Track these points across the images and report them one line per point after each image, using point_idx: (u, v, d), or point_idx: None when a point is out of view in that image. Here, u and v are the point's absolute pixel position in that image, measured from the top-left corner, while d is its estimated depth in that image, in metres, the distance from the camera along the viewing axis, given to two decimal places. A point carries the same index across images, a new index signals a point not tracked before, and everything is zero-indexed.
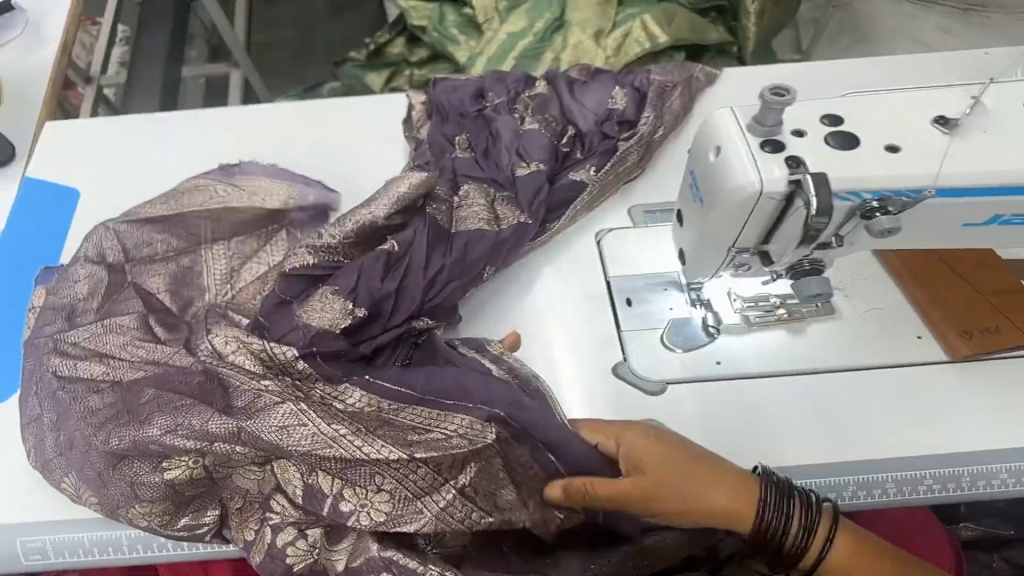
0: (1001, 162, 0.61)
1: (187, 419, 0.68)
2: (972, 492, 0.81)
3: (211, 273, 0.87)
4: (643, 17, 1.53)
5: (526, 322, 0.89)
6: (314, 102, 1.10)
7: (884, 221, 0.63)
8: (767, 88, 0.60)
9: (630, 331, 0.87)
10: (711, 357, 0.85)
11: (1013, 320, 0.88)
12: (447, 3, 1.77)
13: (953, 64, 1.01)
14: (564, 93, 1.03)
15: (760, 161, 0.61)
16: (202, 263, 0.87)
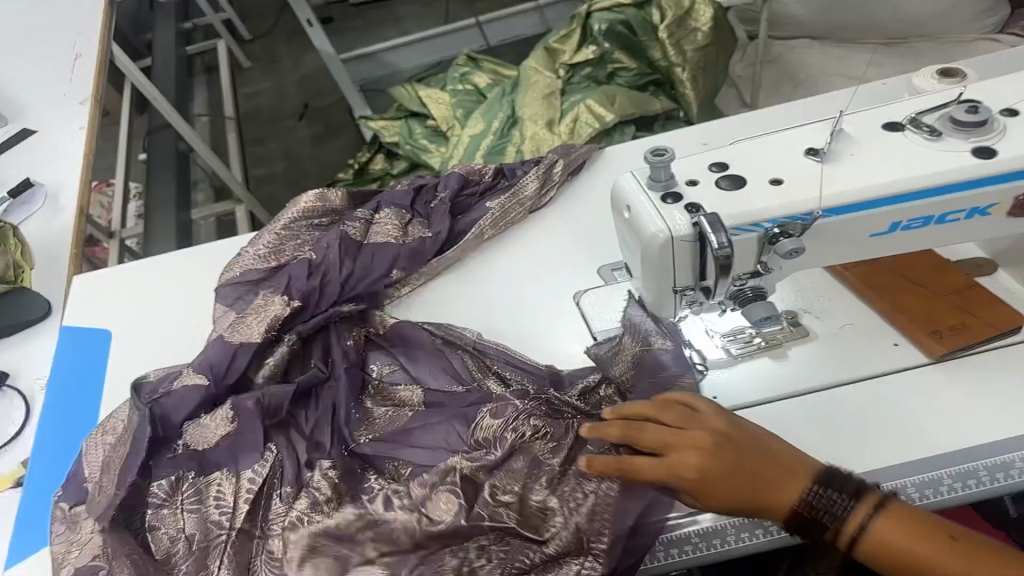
0: (873, 176, 0.70)
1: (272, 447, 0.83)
2: (993, 486, 0.80)
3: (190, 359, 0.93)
4: (587, 101, 1.81)
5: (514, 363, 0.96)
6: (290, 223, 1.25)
7: (788, 244, 0.70)
8: (648, 151, 0.73)
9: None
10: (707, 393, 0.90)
11: (976, 314, 0.91)
12: (412, 120, 2.12)
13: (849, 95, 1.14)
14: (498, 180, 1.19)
15: (664, 212, 0.73)
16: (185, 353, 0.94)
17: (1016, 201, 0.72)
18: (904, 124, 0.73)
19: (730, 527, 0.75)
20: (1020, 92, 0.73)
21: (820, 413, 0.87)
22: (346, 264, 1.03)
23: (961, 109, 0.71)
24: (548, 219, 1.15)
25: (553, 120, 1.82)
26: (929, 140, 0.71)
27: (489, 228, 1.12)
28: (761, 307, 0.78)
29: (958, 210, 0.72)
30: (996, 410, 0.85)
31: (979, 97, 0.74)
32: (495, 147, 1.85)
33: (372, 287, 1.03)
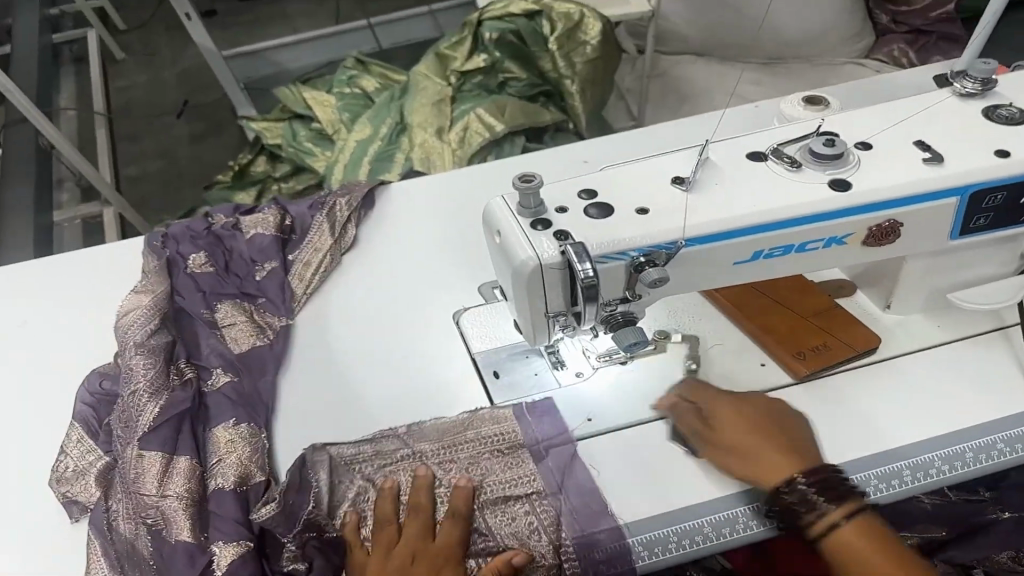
0: (736, 208, 0.71)
1: (237, 450, 0.87)
2: (849, 503, 0.81)
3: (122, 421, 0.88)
4: (476, 110, 1.80)
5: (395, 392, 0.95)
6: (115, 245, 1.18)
7: (652, 272, 0.69)
8: (517, 177, 0.71)
9: (503, 402, 0.92)
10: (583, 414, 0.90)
11: (834, 335, 0.94)
12: (298, 121, 2.04)
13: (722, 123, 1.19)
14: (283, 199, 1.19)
15: (532, 238, 0.71)
16: (121, 420, 0.87)
17: (870, 232, 0.73)
18: (766, 154, 0.74)
19: (673, 535, 0.79)
20: (873, 126, 0.75)
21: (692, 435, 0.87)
22: (238, 297, 1.05)
23: (819, 141, 0.73)
24: (432, 235, 1.16)
25: (443, 127, 1.80)
26: (788, 170, 0.72)
27: (324, 240, 1.12)
28: (630, 332, 0.76)
29: (816, 239, 0.73)
30: (857, 429, 0.88)
31: (837, 130, 0.75)
32: (383, 154, 1.80)
33: (265, 289, 1.06)
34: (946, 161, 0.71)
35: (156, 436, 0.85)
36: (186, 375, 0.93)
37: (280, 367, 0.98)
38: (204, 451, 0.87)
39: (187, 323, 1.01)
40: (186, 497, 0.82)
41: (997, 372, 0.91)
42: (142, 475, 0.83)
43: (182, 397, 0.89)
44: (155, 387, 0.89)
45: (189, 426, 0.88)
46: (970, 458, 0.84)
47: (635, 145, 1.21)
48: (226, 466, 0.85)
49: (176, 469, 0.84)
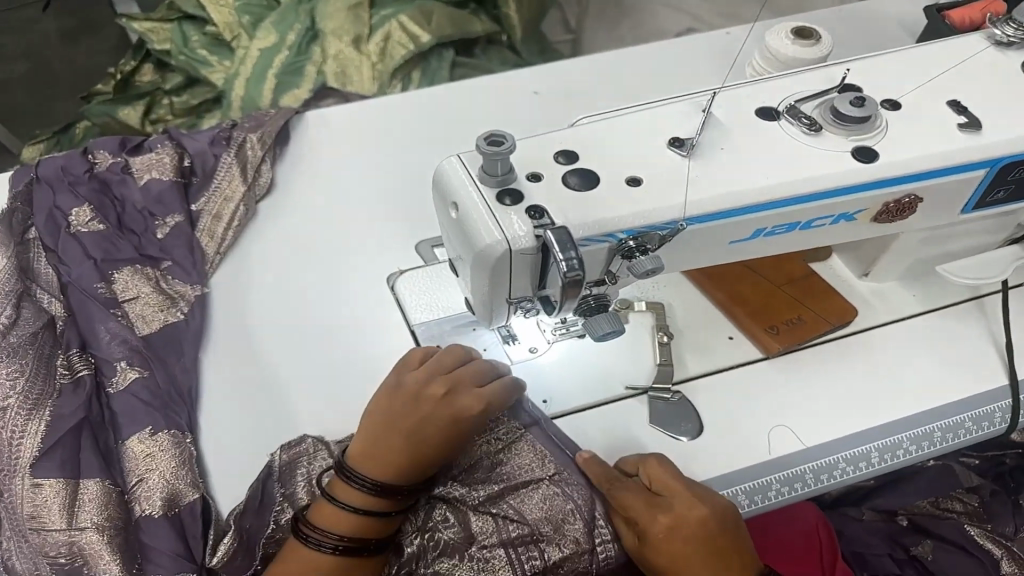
0: (744, 180, 0.59)
1: (157, 470, 0.72)
2: (816, 488, 0.78)
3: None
4: (399, 17, 1.60)
5: (325, 374, 0.82)
6: None
7: (644, 261, 0.58)
8: (482, 137, 0.55)
9: None
10: (538, 396, 0.81)
11: (812, 308, 0.89)
12: (188, 22, 1.77)
13: (687, 56, 1.06)
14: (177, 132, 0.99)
15: (498, 215, 0.57)
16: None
17: (885, 207, 0.64)
18: (779, 112, 0.62)
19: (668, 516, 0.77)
20: (902, 81, 0.64)
21: (661, 417, 0.81)
22: (137, 260, 0.87)
23: (846, 99, 0.60)
24: (356, 179, 0.99)
25: (361, 36, 1.58)
26: (805, 135, 0.60)
27: (235, 187, 0.94)
28: (605, 319, 0.65)
29: (824, 216, 0.63)
30: (838, 410, 0.83)
31: (860, 84, 0.63)
32: (291, 66, 1.57)
33: (170, 257, 0.88)
34: (984, 127, 0.61)
35: (51, 462, 0.70)
36: (79, 373, 0.77)
37: (200, 345, 0.83)
38: (116, 466, 0.73)
39: (77, 301, 0.82)
40: (107, 528, 0.68)
41: (965, 344, 0.88)
42: (43, 509, 0.68)
43: (71, 414, 0.73)
44: (44, 401, 0.74)
45: (91, 440, 0.73)
46: (907, 449, 0.81)
47: (591, 74, 1.06)
48: (150, 488, 0.71)
49: (85, 497, 0.69)
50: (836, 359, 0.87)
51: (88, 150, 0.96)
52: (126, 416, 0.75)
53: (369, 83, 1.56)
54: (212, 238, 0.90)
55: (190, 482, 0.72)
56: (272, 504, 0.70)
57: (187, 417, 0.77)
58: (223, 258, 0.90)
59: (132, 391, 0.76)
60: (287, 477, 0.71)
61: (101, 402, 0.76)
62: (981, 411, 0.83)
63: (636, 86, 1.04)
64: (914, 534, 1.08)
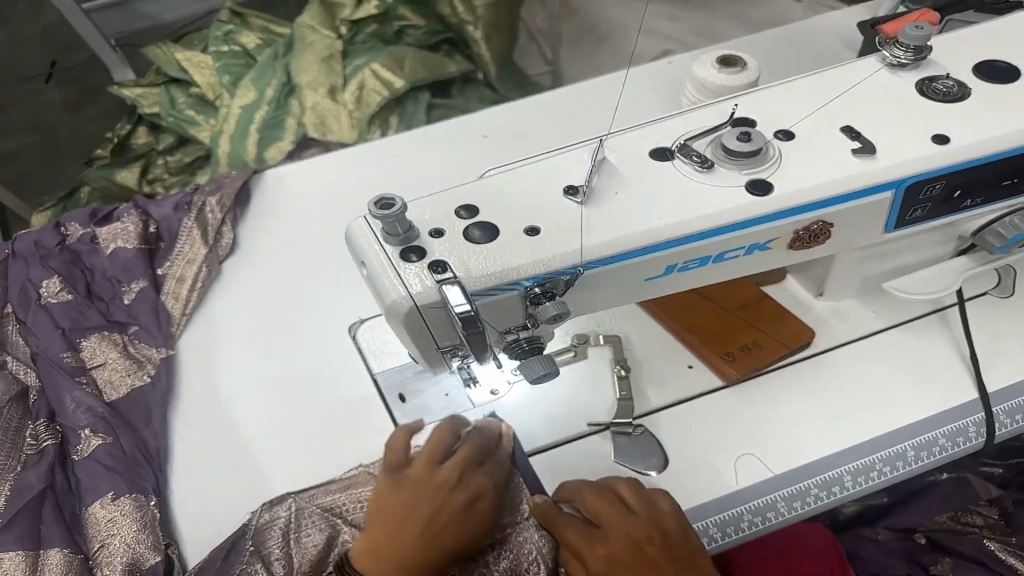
0: (646, 222, 0.60)
1: (117, 537, 0.75)
2: (791, 516, 0.78)
3: None
4: (371, 65, 1.64)
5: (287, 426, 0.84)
6: None
7: (549, 307, 0.60)
8: (374, 202, 0.57)
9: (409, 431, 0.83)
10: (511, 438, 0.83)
11: (762, 330, 0.89)
12: (175, 85, 1.84)
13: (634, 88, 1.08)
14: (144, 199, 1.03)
15: (403, 274, 0.59)
16: None
17: (796, 236, 0.65)
18: (673, 151, 0.63)
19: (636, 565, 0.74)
20: (797, 111, 0.65)
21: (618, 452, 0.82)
22: (105, 327, 0.91)
23: (733, 134, 0.62)
24: (317, 233, 1.02)
25: (336, 86, 1.62)
26: (698, 172, 0.62)
27: (197, 250, 0.98)
28: (538, 362, 0.65)
29: (736, 248, 0.64)
30: (792, 433, 0.84)
31: (757, 117, 0.65)
32: (271, 121, 1.62)
33: (136, 322, 0.92)
34: (878, 151, 0.62)
35: (11, 535, 0.76)
36: (44, 444, 0.82)
37: (167, 404, 0.86)
38: (79, 532, 0.77)
39: (45, 370, 0.86)
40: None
41: (921, 357, 0.88)
42: None
43: (35, 485, 0.79)
44: (12, 474, 0.80)
45: (53, 510, 0.78)
46: (880, 470, 0.80)
47: (540, 111, 1.08)
48: (111, 551, 0.74)
49: (48, 566, 0.74)
50: (792, 382, 0.87)
51: (61, 223, 1.01)
52: (89, 484, 0.79)
53: (347, 130, 1.60)
54: (175, 302, 0.94)
55: (148, 546, 0.75)
56: (238, 561, 0.74)
57: (149, 480, 0.80)
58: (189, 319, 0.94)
59: (97, 458, 0.80)
60: (257, 532, 0.75)
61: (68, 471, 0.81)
62: (955, 427, 0.83)
63: (584, 120, 1.06)
64: (933, 551, 1.03)
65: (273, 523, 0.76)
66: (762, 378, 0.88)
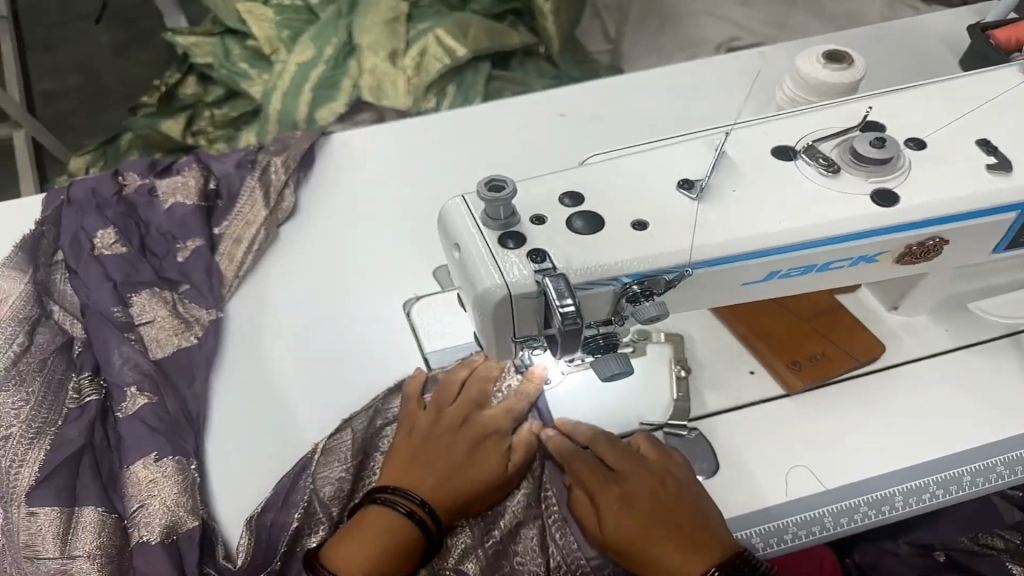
0: (761, 226, 0.56)
1: (154, 500, 0.72)
2: (835, 533, 0.76)
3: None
4: (435, 31, 1.60)
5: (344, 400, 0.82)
6: None
7: (649, 307, 0.57)
8: (482, 183, 0.54)
9: None
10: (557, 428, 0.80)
11: (836, 342, 0.86)
12: (229, 36, 1.80)
13: (720, 78, 1.04)
14: (202, 154, 1.00)
15: (500, 259, 0.56)
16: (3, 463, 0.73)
17: (908, 250, 0.61)
18: (796, 151, 0.60)
19: None
20: (931, 119, 0.60)
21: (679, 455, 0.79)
22: (156, 283, 0.88)
23: (866, 138, 0.58)
24: (380, 202, 0.99)
25: (397, 50, 1.58)
26: (824, 176, 0.58)
27: (257, 211, 0.95)
28: (613, 359, 0.65)
29: (843, 258, 0.60)
30: (864, 450, 0.80)
31: (884, 121, 0.61)
32: (328, 80, 1.58)
33: (187, 282, 0.90)
34: (1014, 170, 0.58)
35: (48, 490, 0.72)
36: (87, 398, 0.79)
37: (210, 370, 0.84)
38: (117, 493, 0.74)
39: (94, 322, 0.83)
40: (99, 557, 0.70)
41: (1001, 383, 0.85)
42: (38, 537, 0.70)
43: (75, 439, 0.75)
44: (51, 426, 0.76)
45: (91, 467, 0.74)
46: (932, 493, 0.78)
47: (618, 95, 1.04)
48: (150, 515, 0.72)
49: (81, 524, 0.71)
50: (866, 398, 0.84)
51: (118, 173, 0.98)
52: (128, 444, 0.76)
53: (404, 96, 1.56)
54: (230, 263, 0.91)
55: (190, 509, 0.72)
56: (297, 501, 0.73)
57: (191, 446, 0.77)
58: (242, 279, 0.91)
59: (140, 419, 0.77)
60: (301, 470, 0.75)
61: (109, 428, 0.78)
62: (1015, 455, 0.80)
63: (665, 108, 1.02)
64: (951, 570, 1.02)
65: (314, 457, 0.75)
66: (833, 391, 0.84)
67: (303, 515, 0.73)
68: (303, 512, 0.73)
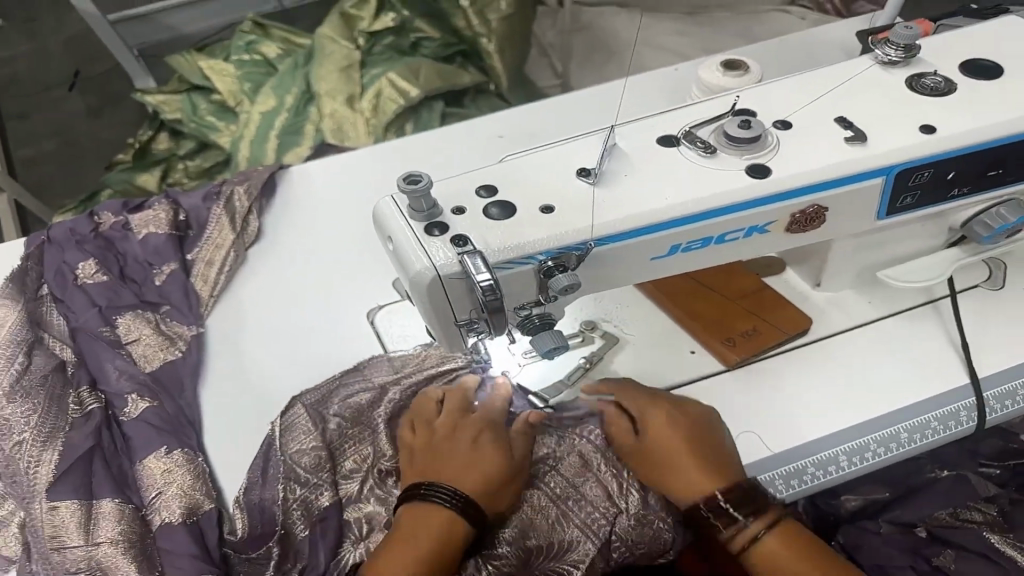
0: (655, 202, 0.65)
1: (171, 487, 0.79)
2: (788, 493, 0.83)
3: (14, 466, 0.80)
4: (388, 74, 1.70)
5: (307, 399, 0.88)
6: None
7: (562, 279, 0.64)
8: (400, 180, 0.62)
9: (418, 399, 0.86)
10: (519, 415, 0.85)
11: (763, 319, 0.94)
12: (197, 93, 1.90)
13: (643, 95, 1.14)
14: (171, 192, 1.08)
15: (427, 246, 0.64)
16: (25, 466, 0.79)
17: (794, 218, 0.69)
18: (678, 138, 0.68)
19: None
20: (794, 102, 0.70)
21: None
22: (138, 306, 0.95)
23: (735, 122, 0.67)
24: (337, 224, 1.07)
25: (354, 95, 1.67)
26: (702, 157, 0.66)
27: (225, 236, 1.02)
28: (549, 336, 0.69)
29: (736, 229, 0.68)
30: (789, 413, 0.87)
31: (756, 108, 0.70)
32: (291, 126, 1.67)
33: (168, 303, 0.96)
34: (870, 140, 0.67)
35: (66, 485, 0.78)
36: (89, 406, 0.85)
37: (198, 377, 0.91)
38: (131, 487, 0.81)
39: (85, 342, 0.90)
40: (122, 541, 0.75)
41: (913, 346, 0.93)
42: (62, 527, 0.75)
43: (87, 440, 0.81)
44: (61, 432, 0.82)
45: (103, 465, 0.81)
46: (874, 451, 0.85)
47: (552, 115, 1.13)
48: (166, 500, 0.78)
49: (102, 514, 0.77)
50: (789, 368, 0.91)
51: (94, 213, 1.06)
52: (135, 443, 0.83)
53: (363, 136, 1.65)
54: (205, 285, 0.98)
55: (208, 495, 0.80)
56: (275, 476, 0.80)
57: (194, 441, 0.84)
58: (217, 300, 0.98)
59: (145, 421, 0.84)
60: (267, 452, 0.81)
61: (115, 430, 0.85)
62: (947, 410, 0.87)
63: (594, 123, 1.11)
64: (934, 544, 1.05)
65: (278, 432, 0.82)
66: (760, 364, 0.92)
67: (287, 483, 0.79)
68: (283, 483, 0.79)
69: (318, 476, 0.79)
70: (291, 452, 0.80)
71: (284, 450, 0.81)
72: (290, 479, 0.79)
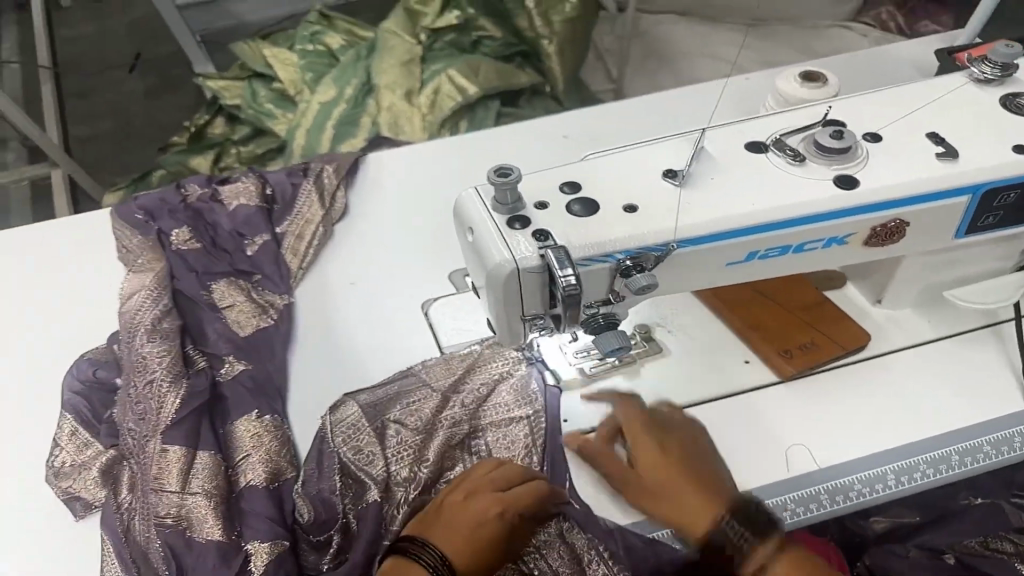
0: (740, 207, 0.64)
1: (255, 455, 0.81)
2: (833, 508, 0.81)
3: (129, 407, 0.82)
4: (448, 71, 1.71)
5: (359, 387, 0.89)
6: (53, 224, 1.08)
7: (640, 278, 0.64)
8: (491, 171, 0.63)
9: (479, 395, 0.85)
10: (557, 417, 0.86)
11: (823, 332, 0.93)
12: (257, 80, 1.93)
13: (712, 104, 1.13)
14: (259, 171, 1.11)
15: (508, 238, 0.64)
16: (146, 405, 0.81)
17: (873, 232, 0.68)
18: (767, 145, 0.68)
19: None
20: (882, 115, 0.69)
21: None
22: (231, 274, 0.97)
23: (827, 133, 0.66)
24: (398, 214, 1.07)
25: (413, 89, 1.69)
26: (792, 165, 0.66)
27: (315, 211, 1.04)
28: (615, 335, 0.69)
29: (815, 240, 0.67)
30: (848, 429, 0.86)
31: (845, 119, 0.69)
32: (348, 117, 1.69)
33: (262, 271, 0.98)
34: (960, 156, 0.66)
35: (179, 431, 0.79)
36: (199, 362, 0.87)
37: (288, 349, 0.92)
38: (229, 445, 0.82)
39: (183, 304, 0.93)
40: (215, 494, 0.76)
41: (975, 370, 0.91)
42: (165, 470, 0.77)
43: (202, 390, 0.83)
44: (177, 378, 0.83)
45: (208, 420, 0.82)
46: (924, 471, 0.84)
47: (619, 118, 1.13)
48: (254, 463, 0.80)
49: (202, 465, 0.78)
50: (850, 384, 0.90)
51: (184, 183, 1.07)
52: (234, 404, 0.85)
53: (419, 131, 1.66)
54: (297, 258, 1.00)
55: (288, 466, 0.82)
56: (331, 468, 0.79)
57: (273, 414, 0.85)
58: (304, 274, 1.00)
59: (242, 387, 0.87)
60: (318, 448, 0.80)
61: (218, 386, 0.87)
62: (1000, 436, 0.86)
63: (663, 129, 1.11)
64: (963, 572, 0.99)
65: (329, 427, 0.81)
66: (819, 378, 0.91)
67: (343, 471, 0.78)
68: (339, 475, 0.78)
69: (372, 470, 0.78)
70: (343, 447, 0.79)
71: (340, 445, 0.80)
72: (344, 471, 0.78)
